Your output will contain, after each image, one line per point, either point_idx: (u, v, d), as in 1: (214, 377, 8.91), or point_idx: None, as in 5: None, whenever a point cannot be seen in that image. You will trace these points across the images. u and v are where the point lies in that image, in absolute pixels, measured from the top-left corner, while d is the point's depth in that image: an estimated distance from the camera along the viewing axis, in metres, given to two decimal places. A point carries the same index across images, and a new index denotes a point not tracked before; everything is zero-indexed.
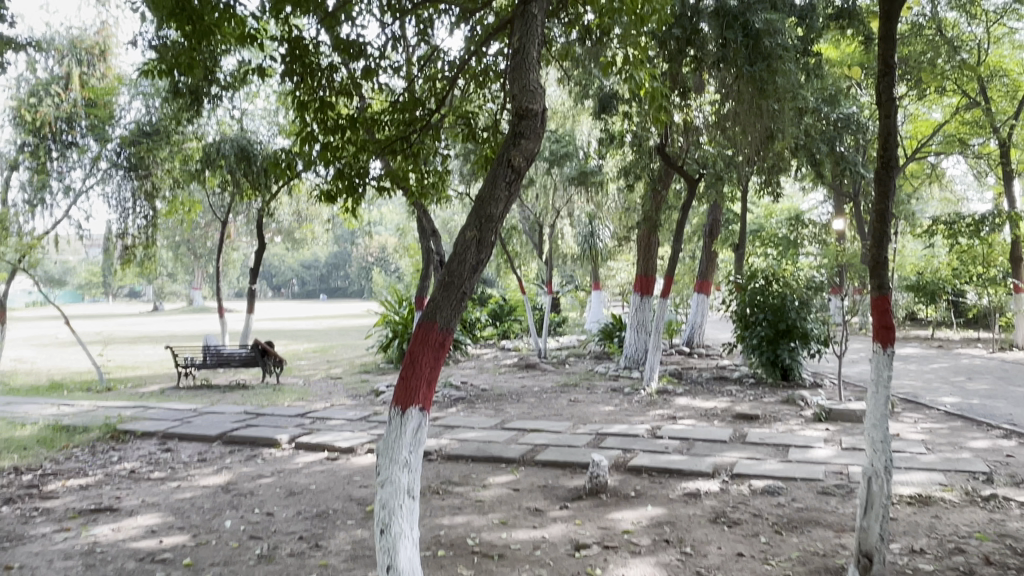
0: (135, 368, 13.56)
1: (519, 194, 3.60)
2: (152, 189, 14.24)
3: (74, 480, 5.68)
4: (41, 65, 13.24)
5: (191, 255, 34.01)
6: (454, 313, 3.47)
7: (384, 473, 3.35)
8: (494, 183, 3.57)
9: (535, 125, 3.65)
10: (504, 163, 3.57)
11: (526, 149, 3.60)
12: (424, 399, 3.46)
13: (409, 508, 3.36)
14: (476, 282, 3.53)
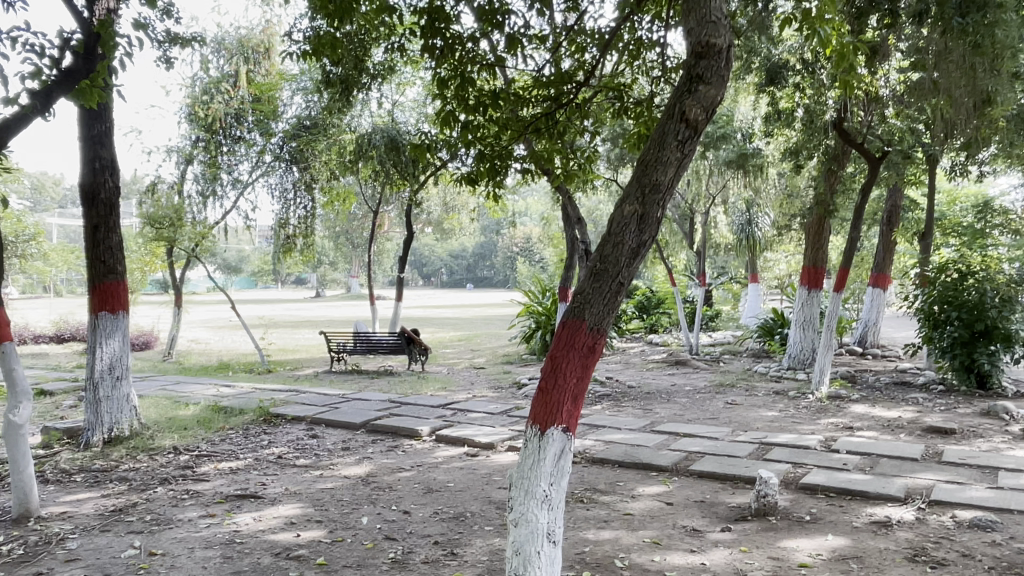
0: (293, 351, 14.22)
1: (694, 154, 3.05)
2: (310, 180, 14.86)
3: (226, 463, 5.78)
4: (213, 65, 14.23)
5: (348, 244, 35.78)
6: (607, 310, 3.02)
7: (520, 510, 3.02)
8: (661, 143, 3.04)
9: (718, 65, 3.06)
10: (677, 117, 3.03)
11: (706, 97, 3.03)
12: (568, 418, 3.07)
13: (549, 555, 2.99)
14: (635, 269, 3.05)
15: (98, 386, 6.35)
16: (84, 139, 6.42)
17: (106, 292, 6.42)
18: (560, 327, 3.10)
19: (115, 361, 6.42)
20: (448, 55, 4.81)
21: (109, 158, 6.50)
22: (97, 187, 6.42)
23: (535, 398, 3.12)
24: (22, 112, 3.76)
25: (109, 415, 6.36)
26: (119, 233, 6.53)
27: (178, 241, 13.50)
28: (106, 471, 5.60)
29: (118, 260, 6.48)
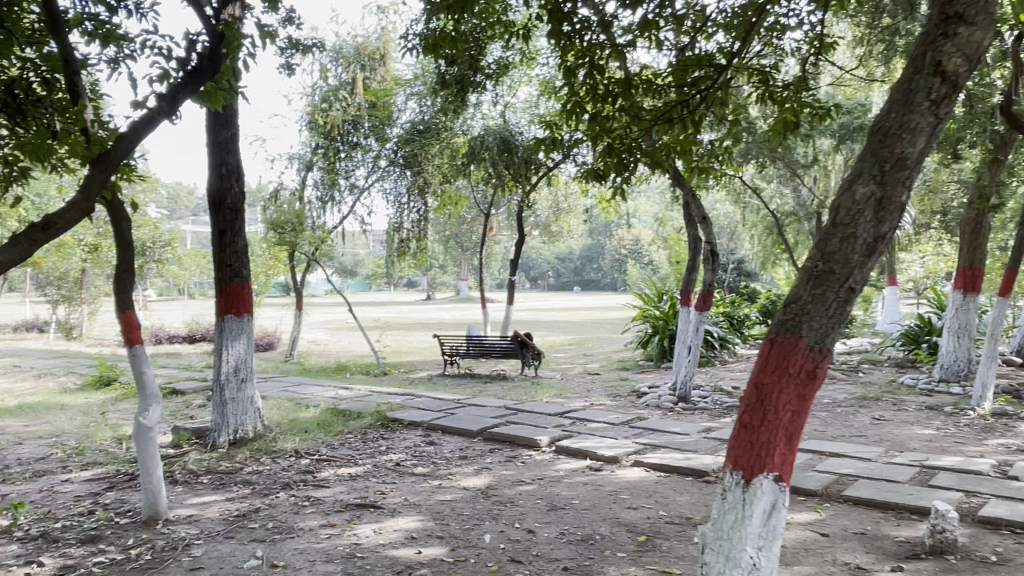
0: (407, 353, 14.34)
1: (947, 119, 2.65)
2: (423, 184, 14.98)
3: (345, 469, 5.71)
4: (332, 73, 14.62)
5: (458, 247, 36.26)
6: (831, 324, 2.66)
7: None
8: (909, 103, 2.66)
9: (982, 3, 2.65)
10: (929, 71, 2.65)
11: (965, 43, 2.63)
12: (779, 462, 2.73)
13: None
14: (869, 270, 2.66)
15: (224, 387, 6.46)
16: (212, 145, 6.58)
17: (231, 295, 6.53)
18: (766, 349, 2.76)
19: (240, 364, 6.52)
20: (573, 41, 4.47)
21: (235, 163, 6.62)
22: (223, 192, 6.55)
23: (737, 435, 2.80)
24: (152, 115, 3.80)
25: (234, 416, 6.46)
26: (244, 237, 6.64)
27: (299, 245, 13.92)
28: (231, 473, 5.66)
29: (243, 264, 6.58)
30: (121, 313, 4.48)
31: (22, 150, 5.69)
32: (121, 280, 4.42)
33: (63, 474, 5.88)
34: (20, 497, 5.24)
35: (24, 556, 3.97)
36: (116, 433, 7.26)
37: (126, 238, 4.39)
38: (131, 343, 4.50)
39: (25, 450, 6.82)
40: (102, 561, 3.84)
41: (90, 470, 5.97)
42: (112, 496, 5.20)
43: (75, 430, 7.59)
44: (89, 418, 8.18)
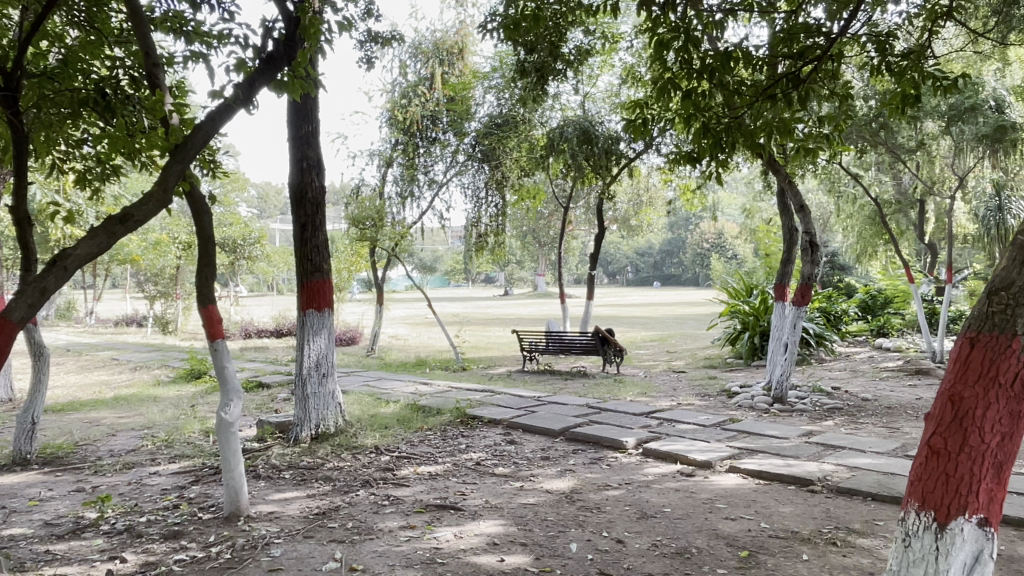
0: (487, 349, 14.22)
1: None
2: (502, 178, 14.82)
3: (425, 467, 5.58)
4: (411, 69, 14.65)
5: (536, 242, 36.09)
6: None
7: None
8: None
9: None
10: None
11: None
12: (985, 494, 2.33)
13: None
14: None
15: (306, 382, 6.44)
16: (294, 140, 6.58)
17: (313, 290, 6.51)
18: (966, 352, 2.40)
19: (321, 359, 6.49)
20: (667, 12, 4.13)
21: (315, 157, 6.60)
22: (304, 186, 6.53)
23: (925, 462, 2.42)
24: (227, 105, 3.76)
25: (316, 411, 6.42)
26: (325, 232, 6.60)
27: (379, 241, 14.00)
28: (312, 469, 5.62)
29: (324, 258, 6.55)
30: (202, 306, 4.45)
31: (114, 143, 5.88)
32: (202, 274, 4.41)
33: (151, 467, 6.01)
34: (110, 489, 5.36)
35: (109, 551, 4.03)
36: (204, 426, 7.40)
37: (206, 231, 4.37)
38: (212, 337, 4.47)
39: (119, 441, 7.04)
40: (182, 559, 3.84)
41: (177, 463, 6.09)
42: (197, 490, 5.24)
43: (166, 422, 7.80)
44: (179, 410, 8.40)
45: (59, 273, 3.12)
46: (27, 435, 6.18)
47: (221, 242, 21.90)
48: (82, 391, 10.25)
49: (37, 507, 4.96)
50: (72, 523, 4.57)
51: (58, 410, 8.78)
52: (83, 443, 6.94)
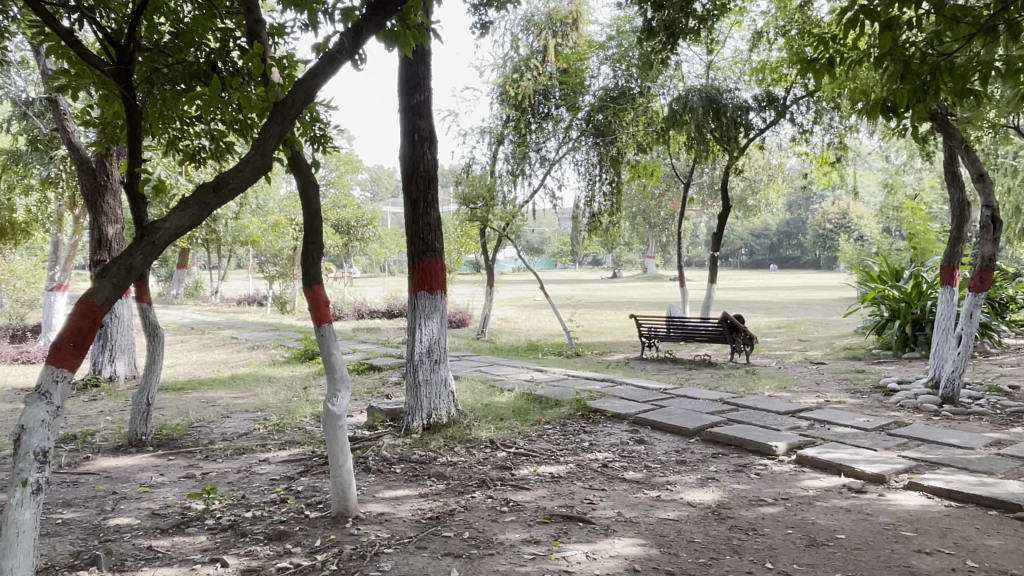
0: (600, 334, 13.59)
1: None
2: (617, 154, 14.03)
3: (546, 467, 5.04)
4: (523, 42, 14.07)
5: (646, 222, 34.96)
6: None
7: None
8: None
9: None
10: None
11: None
12: None
13: None
14: None
15: (417, 368, 6.03)
16: (405, 111, 6.16)
17: (425, 271, 6.09)
18: None
19: (433, 344, 6.08)
20: None
21: (427, 129, 6.16)
22: (416, 160, 6.11)
23: None
24: (330, 57, 3.38)
25: (427, 399, 6.00)
26: (437, 208, 6.14)
27: (490, 221, 13.57)
28: (424, 463, 5.20)
29: (436, 237, 6.08)
30: (308, 288, 4.05)
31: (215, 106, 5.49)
32: (309, 251, 4.01)
33: (261, 453, 5.78)
34: (219, 478, 5.14)
35: (211, 551, 3.73)
36: (314, 410, 7.18)
37: (314, 205, 4.02)
38: (319, 321, 4.07)
39: (232, 423, 6.90)
40: (286, 567, 3.46)
41: (286, 450, 5.83)
42: (305, 483, 4.93)
43: (278, 405, 7.64)
44: (292, 392, 8.27)
45: (147, 248, 2.83)
46: (142, 416, 6.11)
47: (336, 223, 22.33)
48: (202, 370, 10.39)
49: (146, 494, 4.77)
50: (178, 515, 4.33)
51: (179, 389, 8.85)
52: (197, 425, 6.84)
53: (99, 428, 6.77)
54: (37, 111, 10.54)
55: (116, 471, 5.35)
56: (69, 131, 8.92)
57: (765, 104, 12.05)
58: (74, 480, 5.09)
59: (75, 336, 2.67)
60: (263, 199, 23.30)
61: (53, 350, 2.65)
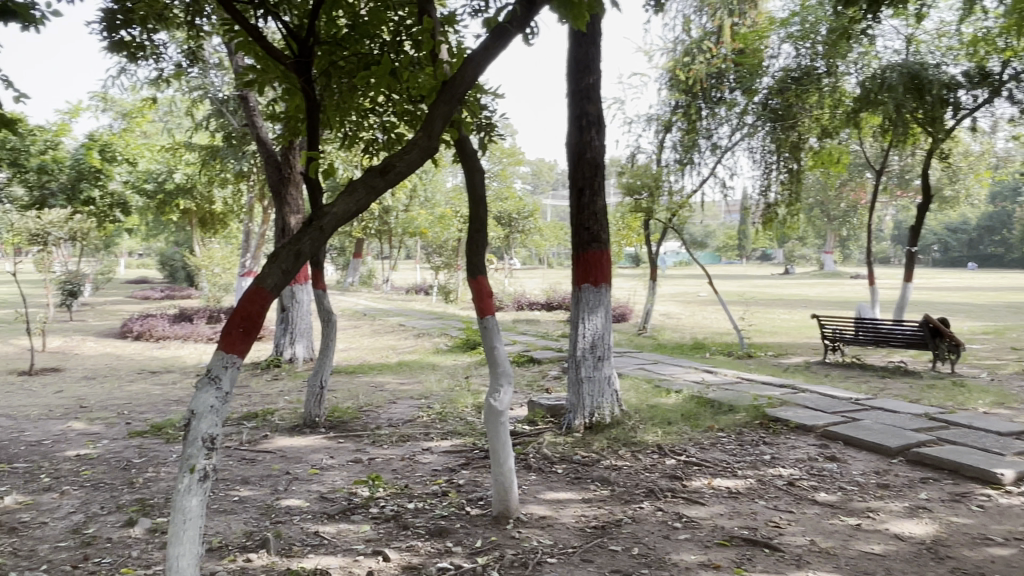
0: (773, 334, 12.65)
1: None
2: (798, 140, 12.96)
3: (721, 480, 4.59)
4: (696, 24, 13.43)
5: (823, 216, 32.55)
6: None
7: None
8: None
9: None
10: None
11: None
12: None
13: None
14: None
15: (580, 365, 5.74)
16: (572, 95, 5.90)
17: (590, 262, 5.78)
18: None
19: (597, 340, 5.77)
20: None
21: (596, 113, 5.85)
22: (583, 146, 5.82)
23: None
24: (499, 31, 3.18)
25: (590, 397, 5.70)
26: (605, 197, 5.80)
27: (655, 212, 13.03)
28: (588, 465, 4.91)
29: (602, 227, 5.74)
30: (472, 278, 3.86)
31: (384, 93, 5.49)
32: (474, 239, 3.84)
33: (424, 441, 5.76)
34: (383, 464, 5.16)
35: (374, 542, 3.67)
36: (476, 400, 7.12)
37: (478, 191, 3.85)
38: (482, 312, 3.86)
39: (397, 409, 7.00)
40: (446, 568, 3.31)
41: (448, 440, 5.78)
42: (467, 476, 4.81)
43: (441, 393, 7.68)
44: (455, 381, 8.30)
45: (315, 234, 2.76)
46: (316, 399, 6.32)
47: (499, 215, 22.64)
48: (372, 355, 10.78)
49: (316, 477, 4.87)
50: (344, 500, 4.36)
51: (350, 372, 9.20)
52: (365, 409, 7.01)
53: (279, 407, 7.13)
54: (232, 108, 11.37)
55: (290, 450, 5.54)
56: (258, 126, 9.52)
57: (978, 80, 10.60)
58: (253, 457, 5.32)
59: (244, 323, 2.66)
60: (431, 192, 24.10)
61: (224, 337, 2.65)
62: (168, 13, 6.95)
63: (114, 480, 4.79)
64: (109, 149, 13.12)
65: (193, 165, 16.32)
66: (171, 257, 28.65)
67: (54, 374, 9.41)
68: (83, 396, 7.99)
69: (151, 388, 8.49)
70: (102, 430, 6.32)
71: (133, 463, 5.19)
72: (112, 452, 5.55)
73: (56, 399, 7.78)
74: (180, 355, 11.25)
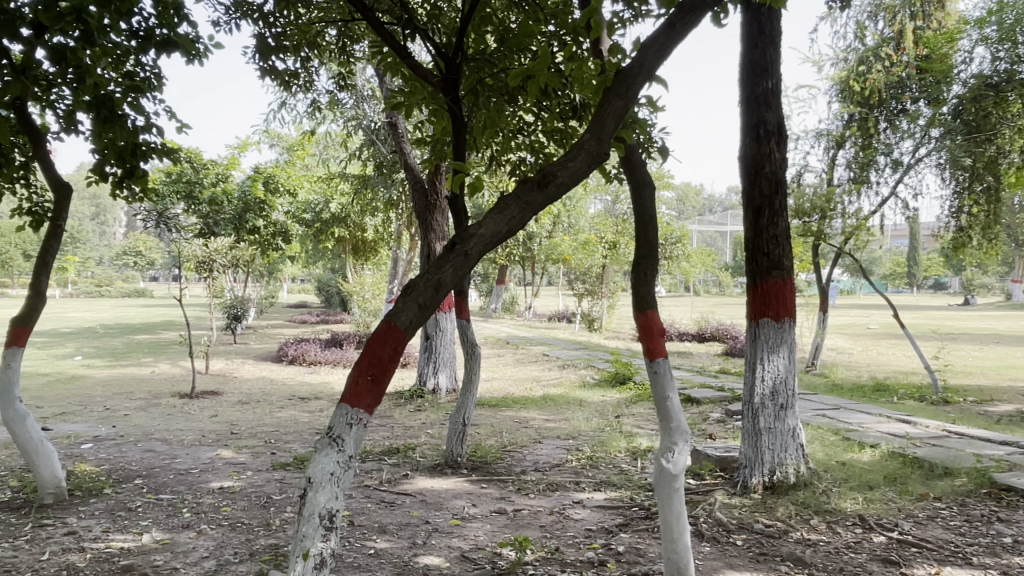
0: (970, 375, 10.97)
1: None
2: (997, 154, 11.09)
3: (953, 570, 3.63)
4: (872, 30, 12.25)
5: (1013, 240, 28.92)
6: None
7: None
8: None
9: None
10: None
11: None
12: None
13: None
14: None
15: (758, 414, 4.95)
16: (746, 101, 5.14)
17: (770, 294, 4.96)
18: None
19: (778, 385, 4.97)
20: None
21: (775, 121, 5.06)
22: (761, 159, 5.04)
23: None
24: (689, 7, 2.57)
25: (771, 452, 4.88)
26: (788, 218, 5.00)
27: (827, 236, 11.77)
28: (773, 538, 4.10)
29: (784, 252, 4.92)
30: (639, 312, 3.19)
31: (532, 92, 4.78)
32: (641, 265, 3.19)
33: (576, 492, 5.14)
34: (531, 518, 4.59)
35: None
36: (631, 444, 6.42)
37: (647, 210, 3.21)
38: (651, 355, 3.16)
39: (544, 451, 6.42)
40: None
41: (602, 492, 5.13)
42: (626, 541, 4.14)
43: (591, 433, 7.04)
44: (606, 420, 7.63)
45: (459, 260, 2.28)
46: (458, 437, 5.88)
47: None
48: (517, 386, 10.33)
49: (457, 529, 4.38)
50: (488, 563, 3.82)
51: (493, 405, 8.77)
52: (510, 448, 6.50)
53: (421, 442, 6.78)
54: (383, 136, 11.49)
55: (431, 494, 5.11)
56: (406, 153, 9.44)
57: None
58: (393, 501, 4.93)
59: (373, 373, 2.29)
60: (575, 218, 23.66)
61: (350, 389, 2.29)
62: (321, 42, 6.99)
63: (251, 520, 4.55)
64: (273, 181, 13.73)
65: (347, 194, 16.85)
66: (327, 283, 30.04)
67: (213, 397, 9.69)
68: (235, 422, 8.06)
69: (298, 416, 8.49)
70: (247, 461, 6.21)
71: (272, 501, 4.96)
72: (253, 486, 5.38)
73: (210, 424, 7.90)
74: (329, 381, 11.36)
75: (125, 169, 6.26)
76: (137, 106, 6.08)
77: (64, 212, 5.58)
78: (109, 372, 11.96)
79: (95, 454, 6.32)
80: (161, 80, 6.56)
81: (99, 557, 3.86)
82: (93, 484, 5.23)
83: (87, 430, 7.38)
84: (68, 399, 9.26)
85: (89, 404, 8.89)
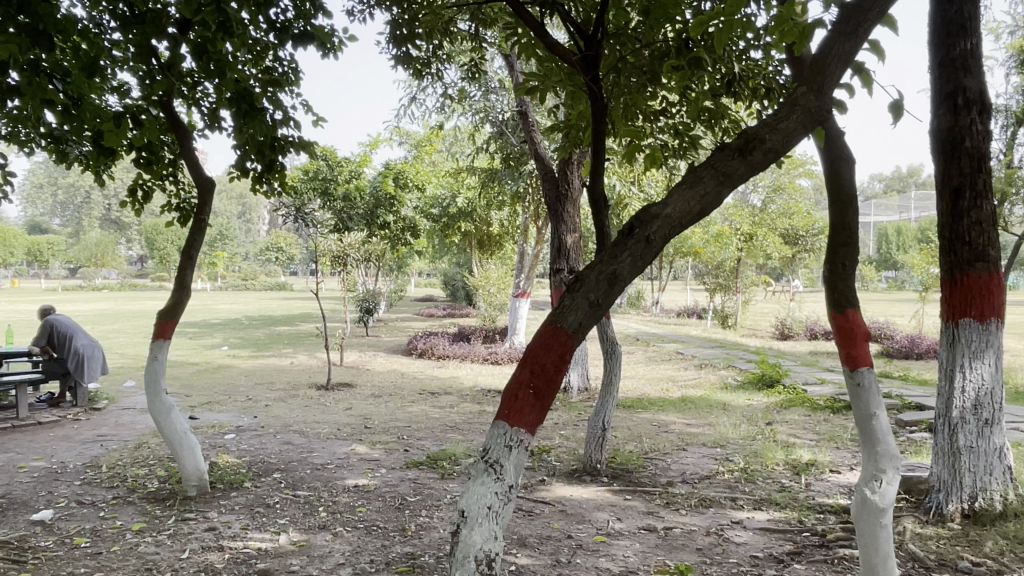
0: None
1: None
2: None
3: None
4: None
5: None
6: None
7: None
8: None
9: None
10: None
11: None
12: None
13: None
14: None
15: (956, 430, 4.28)
16: (938, 66, 4.36)
17: (974, 289, 4.21)
18: None
19: (982, 397, 4.27)
20: None
21: (978, 87, 4.24)
22: (959, 132, 4.27)
23: None
24: None
25: (972, 475, 4.18)
26: (994, 201, 4.24)
27: (1006, 224, 10.36)
28: None
29: (992, 241, 4.13)
30: (838, 311, 2.70)
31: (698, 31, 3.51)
32: (839, 256, 2.68)
33: (733, 510, 4.61)
34: (684, 538, 4.12)
35: None
36: (790, 457, 5.78)
37: (846, 189, 2.68)
38: (853, 363, 2.67)
39: (691, 459, 5.90)
40: None
41: (764, 512, 4.58)
42: (802, 573, 3.60)
43: (741, 441, 6.44)
44: (756, 427, 6.99)
45: (639, 247, 2.20)
46: (598, 442, 5.48)
47: (785, 233, 20.41)
48: (652, 386, 9.79)
49: (603, 547, 3.99)
50: None
51: (629, 407, 8.31)
52: (652, 455, 6.03)
53: (556, 445, 6.45)
54: (512, 126, 11.25)
55: (570, 504, 4.75)
56: (536, 142, 9.11)
57: None
58: (530, 510, 4.61)
59: (534, 383, 2.26)
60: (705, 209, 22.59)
61: (511, 403, 2.30)
62: (453, 31, 6.81)
63: (386, 524, 4.37)
64: (403, 176, 13.85)
65: (473, 188, 16.83)
66: (453, 277, 30.48)
67: (347, 390, 9.81)
68: (369, 416, 8.07)
69: (430, 411, 8.39)
70: (381, 457, 6.10)
71: (407, 503, 4.77)
72: (387, 485, 5.22)
73: (345, 417, 7.93)
74: (458, 376, 11.28)
75: (264, 163, 6.33)
76: (275, 100, 6.10)
77: (207, 206, 5.68)
78: (252, 362, 12.48)
79: (237, 445, 6.44)
80: (299, 74, 6.58)
81: (236, 558, 3.79)
82: (233, 477, 5.26)
83: (230, 420, 7.58)
84: (214, 389, 9.66)
85: (233, 394, 9.21)
